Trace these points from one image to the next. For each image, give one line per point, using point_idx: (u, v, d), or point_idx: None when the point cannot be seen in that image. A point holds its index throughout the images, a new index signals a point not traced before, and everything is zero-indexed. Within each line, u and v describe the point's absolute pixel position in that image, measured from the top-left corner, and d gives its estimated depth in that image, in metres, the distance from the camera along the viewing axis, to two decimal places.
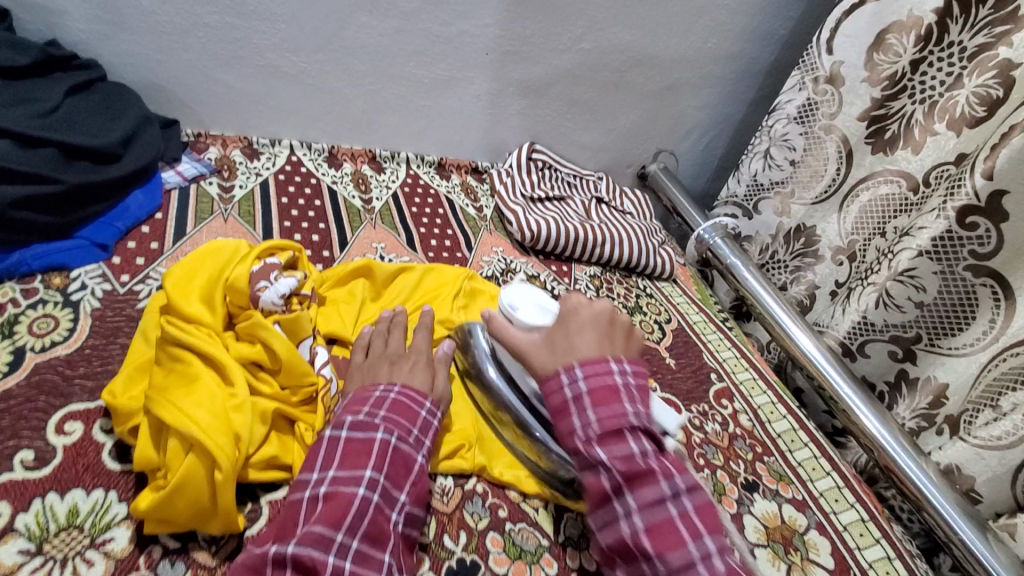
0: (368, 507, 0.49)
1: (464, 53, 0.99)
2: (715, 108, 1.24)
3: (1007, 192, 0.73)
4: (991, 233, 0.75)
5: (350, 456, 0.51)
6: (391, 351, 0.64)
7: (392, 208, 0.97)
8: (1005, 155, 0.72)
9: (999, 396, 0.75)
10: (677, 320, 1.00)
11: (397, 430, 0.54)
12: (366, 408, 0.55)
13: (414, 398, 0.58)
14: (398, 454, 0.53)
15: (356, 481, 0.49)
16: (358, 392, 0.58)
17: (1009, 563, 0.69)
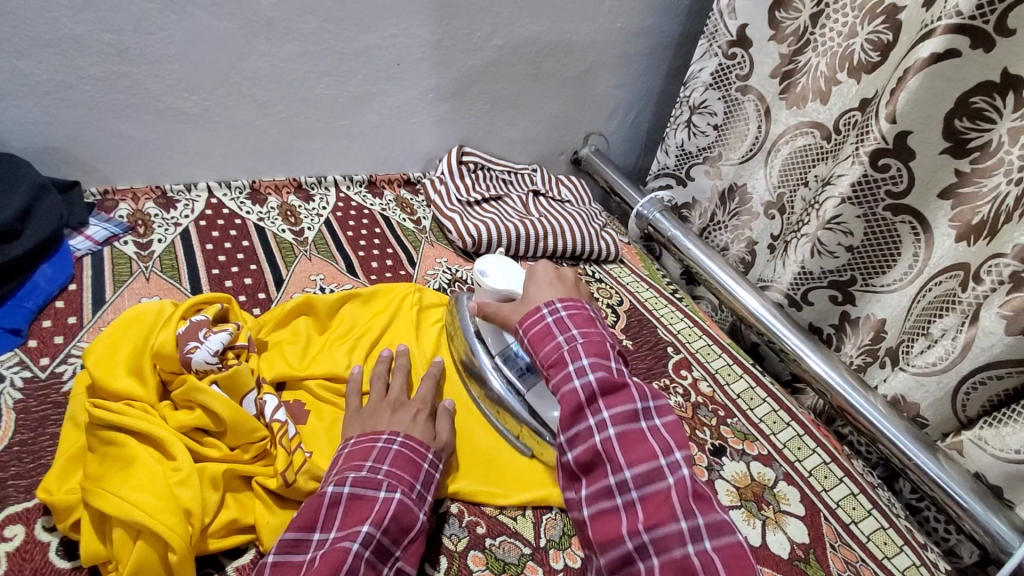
0: (359, 566, 0.48)
1: (375, 66, 0.97)
2: (634, 85, 1.26)
3: (911, 132, 0.77)
4: (902, 172, 0.79)
5: (351, 515, 0.51)
6: (391, 397, 0.64)
7: (326, 235, 0.95)
8: (904, 98, 0.75)
9: (930, 324, 0.78)
10: (628, 300, 1.01)
11: (399, 487, 0.54)
12: (368, 463, 0.55)
13: (416, 449, 0.58)
14: (400, 511, 0.52)
15: (352, 538, 0.49)
16: (360, 441, 0.58)
17: (960, 479, 0.74)
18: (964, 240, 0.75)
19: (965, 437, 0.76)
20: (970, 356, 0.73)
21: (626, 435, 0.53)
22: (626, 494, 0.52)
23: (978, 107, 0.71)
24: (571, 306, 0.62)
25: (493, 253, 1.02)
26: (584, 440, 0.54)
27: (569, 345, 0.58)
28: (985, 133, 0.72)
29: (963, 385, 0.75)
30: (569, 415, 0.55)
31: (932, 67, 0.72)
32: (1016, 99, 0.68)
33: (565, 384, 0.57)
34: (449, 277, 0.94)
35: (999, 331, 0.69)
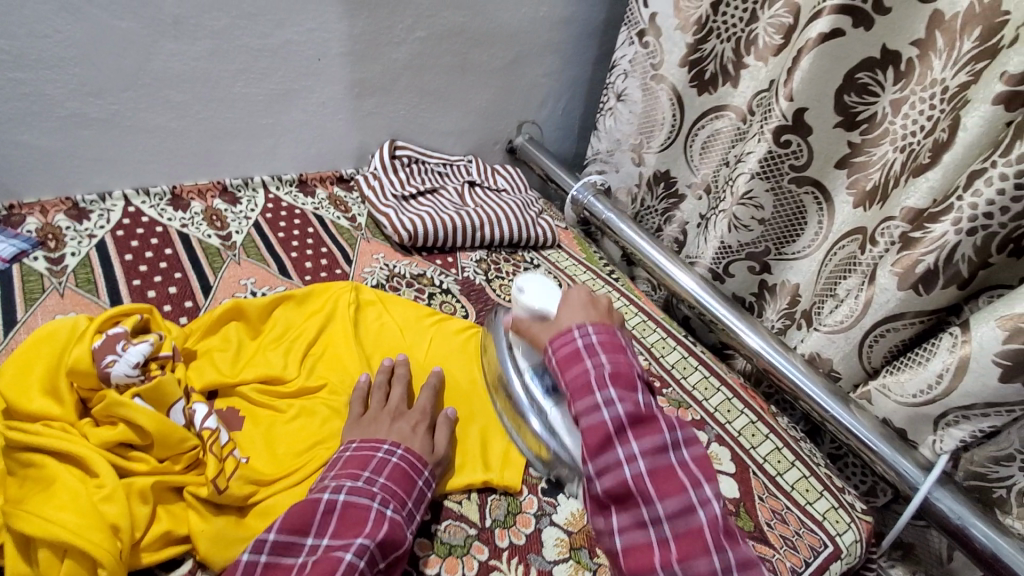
0: (355, 574, 0.48)
1: (295, 62, 0.95)
2: (563, 73, 1.28)
3: (807, 109, 0.82)
4: (802, 147, 0.85)
5: (344, 526, 0.52)
6: (391, 406, 0.65)
7: (256, 238, 0.92)
8: (799, 77, 0.80)
9: (838, 285, 0.85)
10: (567, 283, 1.04)
11: (391, 502, 0.55)
12: (365, 474, 0.56)
13: (414, 464, 0.59)
14: (392, 525, 0.53)
15: (345, 547, 0.49)
16: (361, 447, 0.59)
17: (871, 425, 0.81)
18: (861, 205, 0.82)
19: (872, 386, 0.83)
20: (870, 312, 0.79)
21: (615, 366, 0.54)
22: (636, 465, 0.49)
23: (864, 82, 0.78)
24: (602, 329, 0.57)
25: (431, 247, 1.02)
26: (594, 419, 0.52)
27: (586, 339, 0.56)
28: (870, 107, 0.79)
29: (866, 338, 0.81)
30: (579, 395, 0.53)
31: (823, 45, 0.77)
32: (896, 73, 0.75)
33: (578, 370, 0.55)
34: (386, 272, 0.94)
35: (892, 287, 0.75)
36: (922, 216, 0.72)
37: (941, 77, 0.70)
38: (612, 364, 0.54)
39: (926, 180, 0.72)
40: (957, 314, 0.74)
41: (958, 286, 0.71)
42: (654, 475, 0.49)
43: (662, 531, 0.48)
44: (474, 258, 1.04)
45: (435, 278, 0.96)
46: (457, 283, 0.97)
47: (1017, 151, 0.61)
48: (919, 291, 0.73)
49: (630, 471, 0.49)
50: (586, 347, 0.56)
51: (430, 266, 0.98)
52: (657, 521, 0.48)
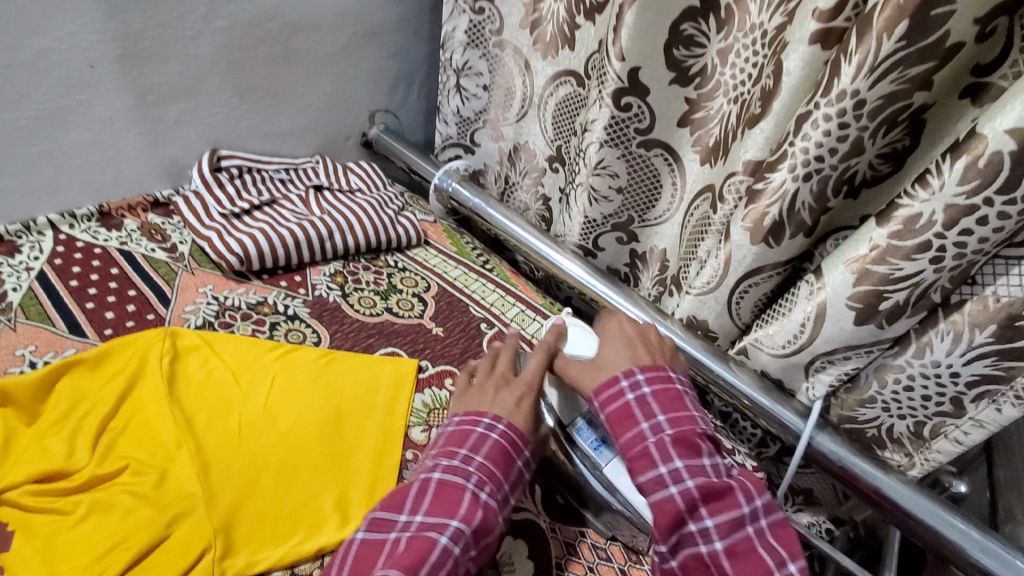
0: (446, 558, 0.50)
1: (59, 74, 0.79)
2: (412, 52, 1.16)
3: (640, 67, 0.78)
4: (643, 109, 0.82)
5: (438, 502, 0.54)
6: (497, 376, 0.67)
7: (39, 294, 0.76)
8: (627, 34, 0.75)
9: (699, 244, 0.84)
10: (436, 283, 0.96)
11: (489, 481, 0.56)
12: (462, 451, 0.57)
13: (514, 441, 0.60)
14: (486, 507, 0.54)
15: (439, 529, 0.52)
16: (463, 421, 0.61)
17: (750, 378, 0.80)
18: (707, 162, 0.81)
19: (747, 341, 0.81)
20: (732, 268, 0.76)
21: (660, 393, 0.62)
22: (682, 482, 0.56)
23: (689, 34, 0.76)
24: (653, 380, 0.62)
25: (274, 267, 0.89)
26: (639, 445, 0.59)
27: (637, 393, 0.62)
28: (699, 59, 0.77)
29: (733, 295, 0.79)
30: (624, 425, 0.61)
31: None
32: (717, 21, 0.73)
33: (633, 429, 0.61)
34: (215, 307, 0.80)
35: (747, 243, 0.73)
36: (762, 167, 0.70)
37: (758, 20, 0.68)
38: (657, 395, 0.62)
39: (760, 131, 0.70)
40: (809, 262, 0.75)
41: (805, 234, 0.70)
42: (706, 500, 0.56)
43: (712, 542, 0.55)
44: (327, 272, 0.92)
45: (278, 304, 0.83)
46: (306, 304, 0.85)
47: (836, 89, 0.60)
48: (770, 243, 0.71)
49: (676, 489, 0.56)
50: (634, 392, 0.62)
51: (273, 290, 0.85)
52: (693, 508, 0.56)
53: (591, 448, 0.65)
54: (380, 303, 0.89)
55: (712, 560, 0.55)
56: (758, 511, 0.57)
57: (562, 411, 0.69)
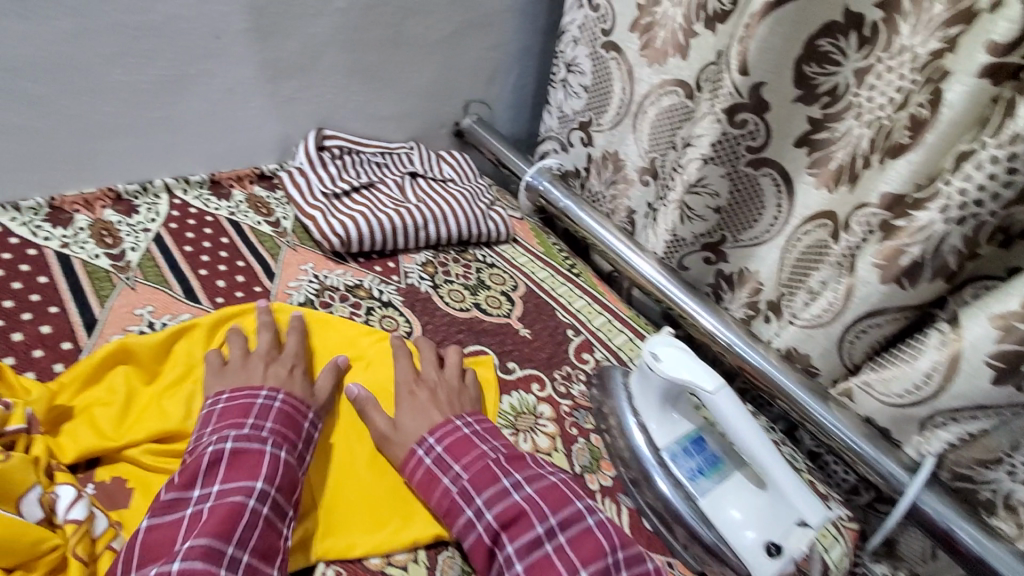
0: (257, 520, 0.50)
1: (186, 42, 0.80)
2: (512, 45, 1.15)
3: (764, 83, 0.74)
4: (759, 126, 0.77)
5: (234, 469, 0.53)
6: (263, 354, 0.65)
7: (155, 255, 0.78)
8: (753, 45, 0.71)
9: (808, 275, 0.78)
10: (523, 284, 0.94)
11: (285, 444, 0.56)
12: (250, 420, 0.56)
13: (297, 407, 0.60)
14: (288, 466, 0.55)
15: (243, 493, 0.51)
16: (235, 398, 0.59)
17: (853, 424, 0.75)
18: (825, 186, 0.74)
19: (854, 383, 0.77)
20: (852, 304, 0.71)
21: (452, 445, 0.60)
22: (484, 517, 0.55)
23: (825, 50, 0.70)
24: (441, 436, 0.61)
25: (368, 251, 0.90)
26: (438, 493, 0.58)
27: (432, 454, 0.60)
28: (831, 78, 0.71)
29: (847, 333, 0.74)
30: (427, 484, 0.59)
31: (776, 11, 0.68)
32: (859, 38, 0.67)
33: (441, 490, 0.58)
34: (316, 286, 0.82)
35: (875, 281, 0.68)
36: (904, 203, 0.65)
37: (909, 43, 0.63)
38: (448, 448, 0.60)
39: (905, 161, 0.64)
40: (940, 307, 0.68)
41: (945, 279, 0.64)
42: (507, 528, 0.54)
43: (515, 567, 0.53)
44: (418, 261, 0.92)
45: (373, 289, 0.84)
46: (398, 292, 0.85)
47: (1009, 130, 0.55)
48: (903, 284, 0.66)
49: (482, 525, 0.55)
50: (429, 453, 0.60)
51: (367, 274, 0.86)
52: (498, 537, 0.54)
53: (687, 477, 0.65)
54: (469, 299, 0.88)
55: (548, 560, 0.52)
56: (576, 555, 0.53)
57: (658, 430, 0.68)
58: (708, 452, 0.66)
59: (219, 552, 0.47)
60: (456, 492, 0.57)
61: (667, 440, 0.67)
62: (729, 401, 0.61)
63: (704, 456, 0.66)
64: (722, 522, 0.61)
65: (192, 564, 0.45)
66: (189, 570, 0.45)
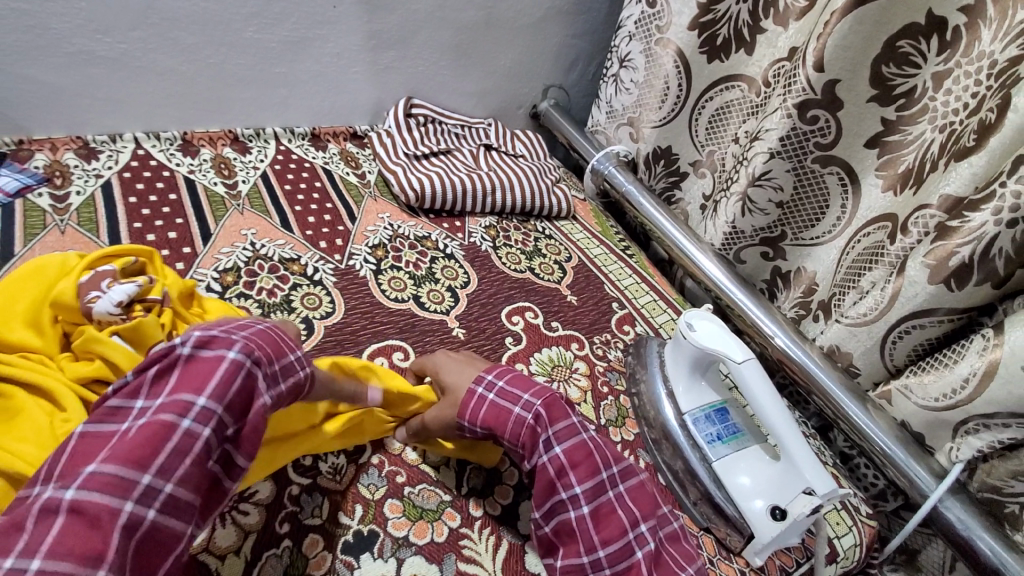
0: (192, 444, 0.41)
1: (309, 8, 0.91)
2: (593, 35, 1.21)
3: (839, 80, 0.75)
4: (830, 123, 0.78)
5: (184, 381, 0.44)
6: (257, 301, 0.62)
7: (261, 189, 0.91)
8: (831, 42, 0.73)
9: (860, 276, 0.79)
10: (578, 257, 1.00)
11: (255, 355, 0.46)
12: (222, 326, 0.48)
13: (284, 336, 0.51)
14: (251, 384, 0.45)
15: (179, 411, 0.42)
16: (226, 317, 0.51)
17: (887, 426, 0.75)
18: (891, 189, 0.76)
19: (893, 386, 0.77)
20: (897, 305, 0.72)
21: (514, 379, 0.60)
22: (553, 452, 0.55)
23: (905, 52, 0.71)
24: (502, 373, 0.60)
25: (439, 209, 0.99)
26: (503, 422, 0.58)
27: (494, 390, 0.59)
28: (909, 79, 0.72)
29: (890, 334, 0.75)
30: (494, 412, 0.58)
31: (858, 9, 0.70)
32: (940, 43, 0.68)
33: (509, 422, 0.58)
34: (390, 233, 0.91)
35: (923, 280, 0.68)
36: (961, 205, 0.65)
37: (988, 50, 0.63)
38: (510, 381, 0.60)
39: (969, 165, 0.65)
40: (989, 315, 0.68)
41: (993, 284, 0.63)
42: (575, 467, 0.55)
43: (581, 508, 0.54)
44: (483, 224, 1.00)
45: (439, 242, 0.93)
46: (461, 248, 0.93)
47: None
48: (950, 285, 0.66)
49: (548, 459, 0.55)
50: (490, 389, 0.59)
51: (436, 229, 0.95)
52: (564, 474, 0.55)
53: (704, 440, 0.68)
54: (525, 262, 0.95)
55: (580, 525, 0.53)
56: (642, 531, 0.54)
57: (685, 397, 0.71)
58: (729, 423, 0.69)
59: (131, 483, 0.38)
60: (529, 424, 0.57)
61: (692, 406, 0.70)
62: (755, 374, 0.64)
63: (725, 425, 0.69)
64: (731, 486, 0.64)
65: (89, 496, 0.37)
66: (83, 502, 0.36)
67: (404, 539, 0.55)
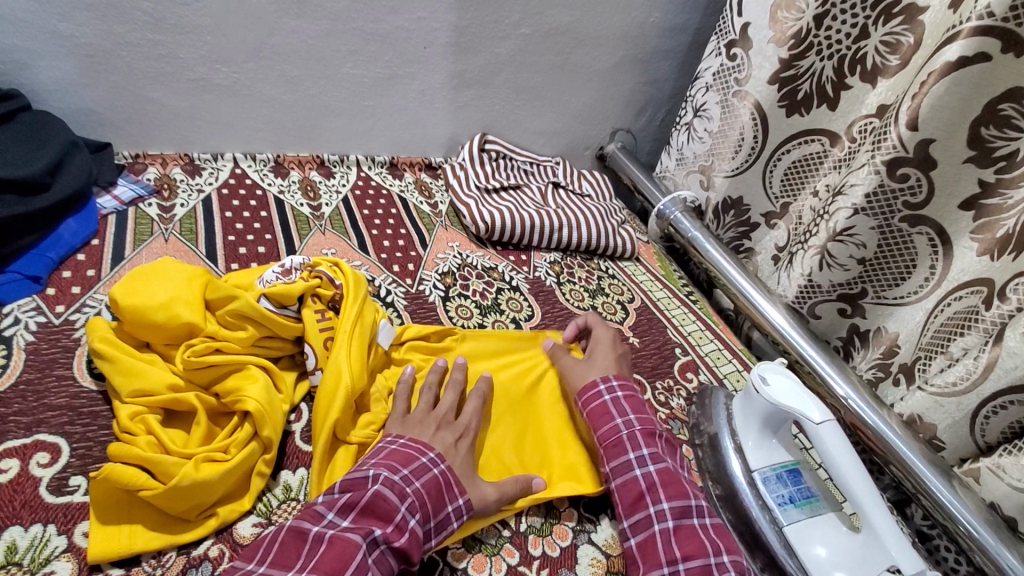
0: (368, 567, 0.47)
1: (403, 48, 0.97)
2: (666, 83, 1.23)
3: (933, 140, 0.74)
4: (922, 181, 0.77)
5: (366, 514, 0.50)
6: (437, 414, 0.62)
7: (342, 212, 0.96)
8: (926, 103, 0.72)
9: (950, 342, 0.75)
10: (640, 298, 0.99)
11: (419, 512, 0.52)
12: (404, 471, 0.54)
13: (450, 485, 0.55)
14: (412, 535, 0.50)
15: (363, 533, 0.48)
16: (407, 445, 0.57)
17: (977, 509, 0.69)
18: (987, 254, 0.72)
19: (983, 464, 0.72)
20: (991, 377, 0.69)
21: (629, 397, 0.68)
22: (646, 467, 0.61)
23: (1006, 115, 0.69)
24: (625, 387, 0.68)
25: (505, 242, 1.01)
26: (609, 431, 0.64)
27: (612, 395, 0.67)
28: (1011, 142, 0.69)
29: (982, 409, 0.71)
30: (599, 423, 0.65)
31: (958, 70, 0.69)
32: None
33: (610, 430, 0.64)
34: (459, 261, 0.94)
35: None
36: None
37: None
38: (628, 398, 0.68)
39: None
40: None
41: None
42: (665, 485, 0.59)
43: (665, 522, 0.57)
44: (547, 259, 1.01)
45: (505, 274, 0.94)
46: (526, 282, 0.95)
47: None
48: None
49: (640, 472, 0.60)
50: (610, 394, 0.67)
51: (502, 261, 0.97)
52: (653, 489, 0.59)
53: (775, 502, 0.64)
54: (588, 300, 0.95)
55: (661, 537, 0.56)
56: (727, 561, 0.54)
57: (754, 454, 0.68)
58: (803, 486, 0.65)
59: None
60: (627, 434, 0.63)
61: (762, 463, 0.67)
62: (833, 434, 0.60)
63: (798, 488, 0.65)
64: (804, 555, 0.60)
65: None
66: None
67: (462, 571, 0.55)
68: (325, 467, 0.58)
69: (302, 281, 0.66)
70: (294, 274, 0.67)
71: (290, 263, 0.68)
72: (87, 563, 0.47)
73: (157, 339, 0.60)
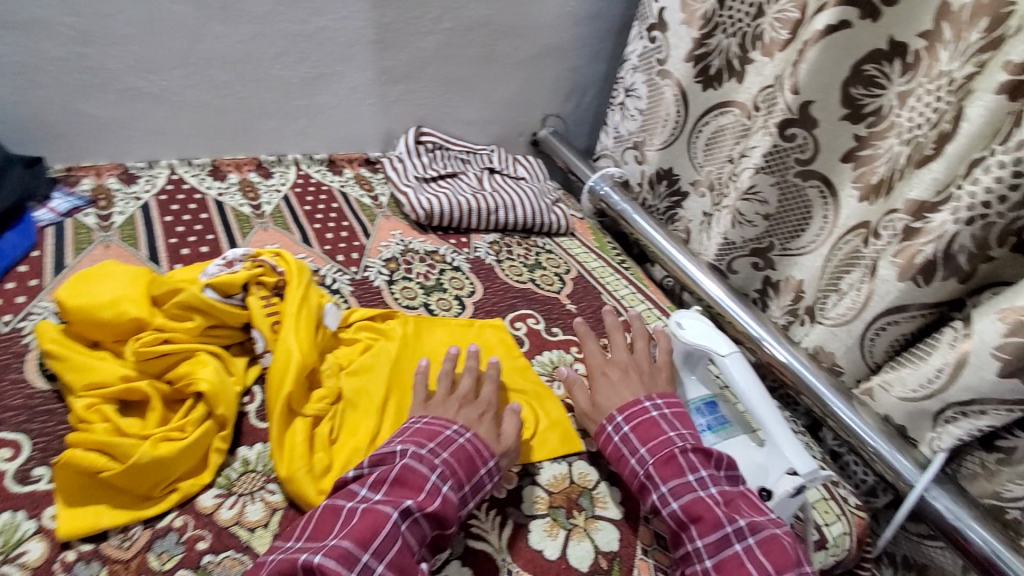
0: (398, 532, 0.50)
1: (330, 47, 1.01)
2: (590, 68, 1.30)
3: (813, 101, 0.84)
4: (808, 139, 0.86)
5: (398, 486, 0.55)
6: (460, 393, 0.66)
7: (284, 210, 0.98)
8: (804, 69, 0.82)
9: (841, 279, 0.85)
10: (576, 269, 1.06)
11: (451, 479, 0.56)
12: (430, 445, 0.58)
13: (480, 451, 0.60)
14: (444, 501, 0.54)
15: (393, 504, 0.52)
16: (432, 421, 0.62)
17: (872, 422, 0.79)
18: (866, 199, 0.82)
19: (875, 382, 0.81)
20: (872, 303, 0.79)
21: (639, 428, 0.66)
22: (670, 505, 0.60)
23: (870, 75, 0.79)
24: (632, 419, 0.66)
25: (446, 227, 1.06)
26: (625, 467, 0.65)
27: (620, 434, 0.66)
28: (876, 99, 0.80)
29: (868, 332, 0.81)
30: (618, 463, 0.66)
31: (829, 37, 0.78)
32: (902, 65, 0.76)
33: (629, 471, 0.64)
34: (401, 248, 0.98)
35: (893, 278, 0.75)
36: (924, 208, 0.72)
37: (947, 68, 0.70)
38: (635, 429, 0.66)
39: (930, 172, 0.71)
40: (958, 310, 0.73)
41: (958, 279, 0.70)
42: (693, 521, 0.58)
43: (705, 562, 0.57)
44: (487, 240, 1.07)
45: (447, 256, 1.00)
46: (467, 262, 1.00)
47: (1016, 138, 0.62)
48: (919, 282, 0.73)
49: (666, 511, 0.60)
50: (618, 433, 0.66)
51: (443, 245, 1.02)
52: (684, 527, 0.59)
53: None
54: (527, 274, 1.02)
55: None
56: None
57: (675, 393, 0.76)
58: (719, 414, 0.73)
59: (355, 559, 0.48)
60: (643, 475, 0.63)
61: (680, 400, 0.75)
62: (738, 365, 0.69)
63: (714, 416, 0.72)
64: None
65: (330, 562, 0.47)
66: (325, 566, 0.47)
67: None
68: (285, 436, 0.61)
69: (245, 271, 0.70)
70: (238, 265, 0.71)
71: (232, 256, 0.71)
72: (57, 542, 0.50)
73: (107, 337, 0.63)
